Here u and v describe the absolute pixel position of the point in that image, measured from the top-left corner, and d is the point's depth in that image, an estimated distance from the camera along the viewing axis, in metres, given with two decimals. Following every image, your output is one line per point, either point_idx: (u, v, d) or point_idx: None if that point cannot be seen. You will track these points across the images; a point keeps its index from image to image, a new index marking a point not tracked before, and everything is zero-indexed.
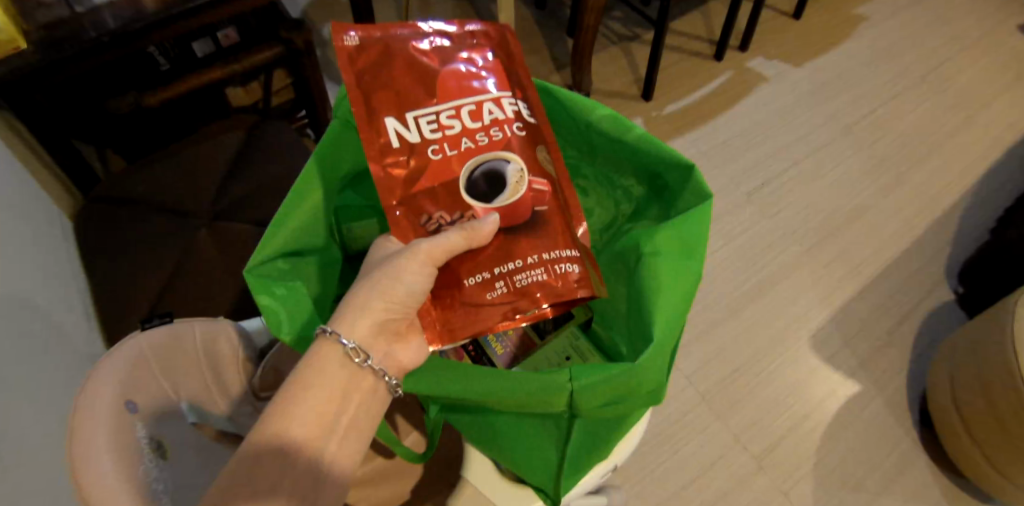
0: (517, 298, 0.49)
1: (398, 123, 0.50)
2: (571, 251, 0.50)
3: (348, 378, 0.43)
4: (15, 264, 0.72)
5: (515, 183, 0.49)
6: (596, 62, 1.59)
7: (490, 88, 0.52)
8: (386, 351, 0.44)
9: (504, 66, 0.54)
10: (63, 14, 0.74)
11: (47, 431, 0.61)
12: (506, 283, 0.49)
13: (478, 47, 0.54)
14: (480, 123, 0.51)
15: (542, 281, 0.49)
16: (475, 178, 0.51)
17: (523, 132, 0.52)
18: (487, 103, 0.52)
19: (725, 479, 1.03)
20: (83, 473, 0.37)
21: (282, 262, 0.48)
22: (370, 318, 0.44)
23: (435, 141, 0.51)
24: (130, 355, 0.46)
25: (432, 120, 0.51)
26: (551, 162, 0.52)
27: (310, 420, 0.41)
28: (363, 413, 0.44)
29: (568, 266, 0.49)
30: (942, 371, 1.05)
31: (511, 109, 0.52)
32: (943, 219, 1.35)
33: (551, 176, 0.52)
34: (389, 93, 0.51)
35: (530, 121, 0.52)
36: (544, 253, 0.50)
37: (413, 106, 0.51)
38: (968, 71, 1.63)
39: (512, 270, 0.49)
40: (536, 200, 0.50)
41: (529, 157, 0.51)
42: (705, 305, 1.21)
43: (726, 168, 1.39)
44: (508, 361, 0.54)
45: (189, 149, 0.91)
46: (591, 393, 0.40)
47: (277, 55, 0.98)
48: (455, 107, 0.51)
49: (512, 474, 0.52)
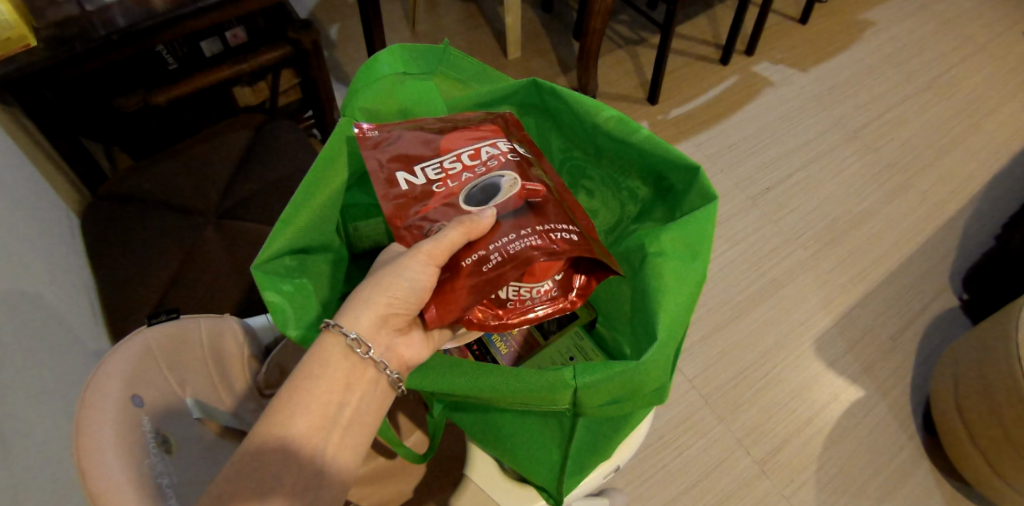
0: (514, 268, 0.45)
1: (407, 174, 0.51)
2: (566, 222, 0.48)
3: (351, 371, 0.43)
4: (23, 260, 0.73)
5: (509, 186, 0.49)
6: (602, 65, 1.59)
7: (487, 135, 0.53)
8: (388, 344, 0.45)
9: (502, 125, 0.55)
10: (73, 11, 0.73)
11: (53, 425, 0.62)
12: (499, 253, 0.46)
13: (478, 116, 0.55)
14: (479, 160, 0.51)
15: (539, 246, 0.46)
16: (474, 194, 0.50)
17: (517, 158, 0.51)
18: (485, 145, 0.52)
19: (726, 484, 1.02)
20: (89, 465, 0.38)
21: (290, 259, 0.49)
22: (372, 311, 0.44)
23: (440, 181, 0.51)
24: (137, 348, 0.47)
25: (436, 167, 0.51)
26: (548, 180, 0.52)
27: (313, 410, 0.41)
28: (365, 406, 0.44)
29: (564, 233, 0.47)
30: (946, 377, 1.05)
31: (506, 144, 0.52)
32: (948, 225, 1.35)
33: (546, 184, 0.51)
34: (396, 151, 0.52)
35: (524, 153, 0.52)
36: (538, 226, 0.47)
37: (418, 158, 0.52)
38: (975, 77, 1.63)
39: (507, 241, 0.46)
40: (528, 194, 0.49)
41: (525, 171, 0.50)
42: (708, 309, 1.21)
43: (731, 173, 1.39)
44: (512, 361, 0.54)
45: (196, 147, 0.92)
46: (594, 391, 0.40)
47: (284, 55, 0.99)
48: (456, 153, 0.52)
49: (514, 473, 0.52)
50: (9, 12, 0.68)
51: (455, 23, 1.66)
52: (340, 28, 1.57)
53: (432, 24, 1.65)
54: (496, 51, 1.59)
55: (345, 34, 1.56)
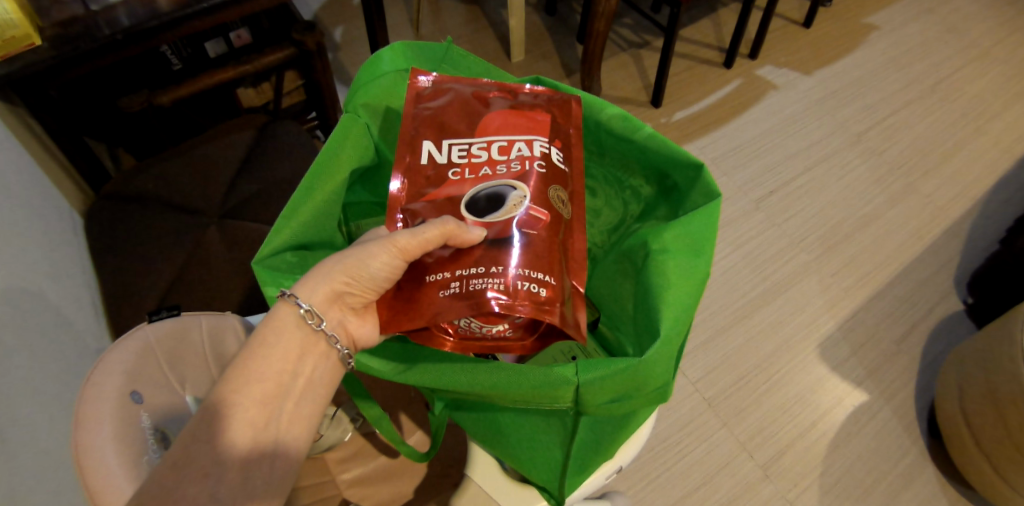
0: (465, 304, 0.44)
1: (433, 146, 0.51)
2: (547, 276, 0.45)
3: (304, 341, 0.45)
4: (26, 258, 0.73)
5: (512, 204, 0.47)
6: (606, 69, 1.59)
7: (528, 129, 0.51)
8: (340, 319, 0.46)
9: (554, 117, 0.52)
10: (77, 11, 0.75)
11: (52, 423, 0.62)
12: (460, 284, 0.45)
13: (534, 100, 0.53)
14: (504, 157, 0.49)
15: (498, 291, 0.44)
16: (479, 197, 0.48)
17: (544, 170, 0.49)
18: (519, 141, 0.50)
19: (729, 488, 1.01)
20: (88, 462, 0.38)
21: (292, 255, 0.49)
22: (328, 286, 0.45)
23: (459, 166, 0.50)
24: (136, 344, 0.46)
25: (463, 149, 0.51)
26: (565, 204, 0.49)
27: (268, 377, 0.43)
28: (319, 375, 0.46)
29: (533, 287, 0.44)
30: (951, 380, 1.04)
31: (539, 149, 0.49)
32: (952, 228, 1.34)
33: (556, 214, 0.48)
34: (435, 118, 0.52)
35: (557, 165, 0.50)
36: (512, 268, 0.45)
37: (452, 134, 0.51)
38: (979, 81, 1.62)
39: (472, 274, 0.45)
40: (527, 225, 0.46)
41: (540, 190, 0.48)
42: (712, 311, 1.20)
43: (735, 176, 1.39)
44: (514, 360, 0.54)
45: (201, 146, 0.92)
46: (597, 388, 0.40)
47: (288, 56, 0.99)
48: (487, 141, 0.51)
49: (516, 474, 0.52)
50: (15, 11, 0.68)
51: (459, 26, 1.66)
52: (345, 29, 1.57)
53: (436, 27, 1.65)
54: (498, 53, 1.60)
55: (350, 36, 1.56)
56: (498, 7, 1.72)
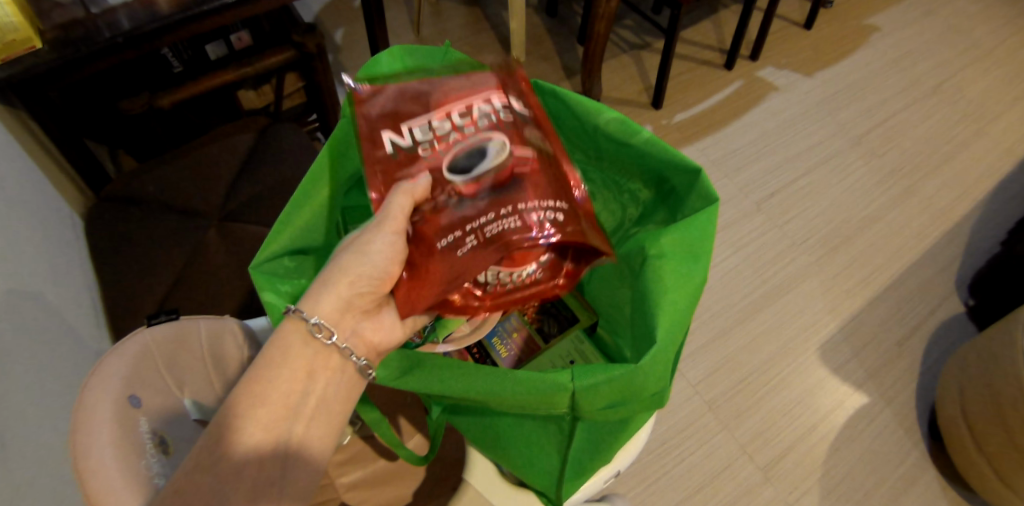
0: (493, 250, 0.44)
1: (393, 135, 0.49)
2: (557, 201, 0.46)
3: (314, 357, 0.44)
4: (26, 262, 0.73)
5: (497, 153, 0.46)
6: (607, 70, 1.59)
7: (483, 89, 0.51)
8: (353, 329, 0.46)
9: (500, 78, 0.53)
10: (78, 14, 0.74)
11: (52, 427, 0.62)
12: (476, 236, 0.44)
13: (474, 72, 0.53)
14: (469, 120, 0.49)
15: (517, 227, 0.44)
16: (459, 159, 0.47)
17: (511, 118, 0.49)
18: (476, 102, 0.50)
19: (729, 490, 1.01)
20: (85, 466, 0.38)
21: (288, 259, 0.50)
22: (334, 294, 0.45)
23: (427, 143, 0.49)
24: (136, 348, 0.46)
25: (425, 128, 0.49)
26: (543, 141, 0.50)
27: (277, 401, 0.42)
28: (332, 394, 0.45)
29: (554, 215, 0.46)
30: (952, 382, 1.04)
31: (499, 102, 0.50)
32: (953, 230, 1.34)
33: (539, 149, 0.49)
34: (386, 111, 0.50)
35: (519, 112, 0.51)
36: (522, 204, 0.45)
37: (407, 117, 0.50)
38: (981, 82, 1.62)
39: (484, 223, 0.44)
40: (519, 163, 0.47)
41: (516, 135, 0.48)
42: (712, 314, 1.20)
43: (735, 178, 1.39)
44: (511, 364, 0.55)
45: (201, 148, 0.92)
46: (592, 394, 0.40)
47: (288, 59, 0.99)
48: (446, 113, 0.50)
49: (513, 477, 0.52)
50: (16, 14, 0.68)
51: (460, 28, 1.66)
52: (345, 31, 1.58)
53: (437, 29, 1.65)
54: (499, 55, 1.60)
55: (350, 38, 1.56)
56: (498, 9, 1.72)
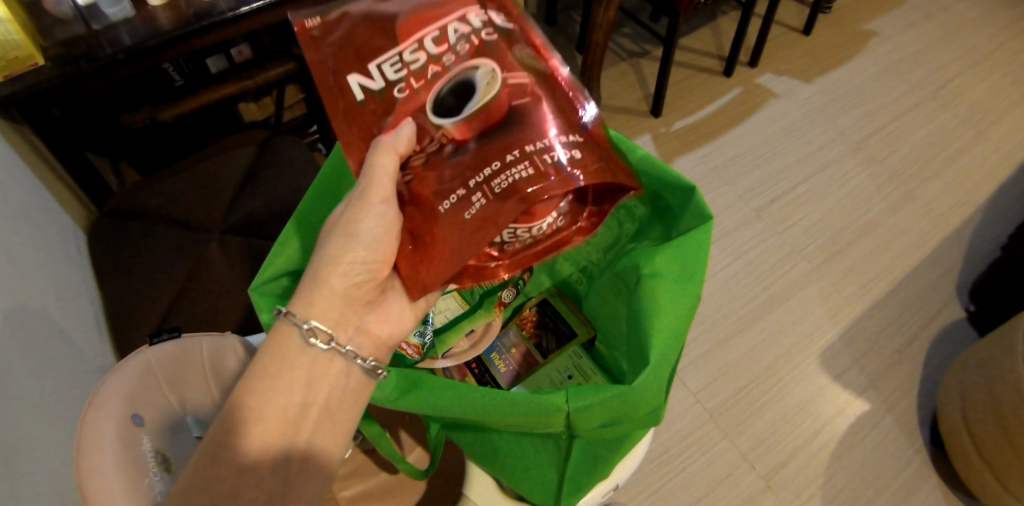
0: (514, 203, 0.42)
1: (363, 78, 0.45)
2: (570, 136, 0.44)
3: (313, 364, 0.45)
4: (30, 278, 0.74)
5: (485, 86, 0.43)
6: (606, 79, 1.59)
7: (456, 6, 0.46)
8: (357, 325, 0.47)
9: None
10: (80, 30, 0.76)
11: (55, 443, 0.62)
12: (484, 193, 0.42)
13: None
14: (446, 48, 0.45)
15: (530, 175, 0.42)
16: (443, 95, 0.45)
17: (494, 39, 0.45)
18: (451, 23, 0.45)
19: (731, 499, 1.01)
20: (90, 486, 0.38)
21: (287, 281, 0.50)
22: (330, 290, 0.46)
23: (402, 81, 0.45)
24: (137, 367, 0.47)
25: (396, 61, 0.45)
26: (535, 60, 0.46)
27: (275, 415, 0.43)
28: (334, 403, 0.46)
29: (571, 154, 0.43)
30: (954, 389, 1.03)
31: (478, 21, 0.46)
32: (953, 235, 1.34)
33: (533, 72, 0.45)
34: (348, 47, 0.45)
35: (501, 28, 0.46)
36: (529, 146, 0.43)
37: (374, 53, 0.45)
38: (979, 86, 1.62)
39: (491, 174, 0.42)
40: (513, 94, 0.44)
41: (502, 61, 0.45)
42: (712, 322, 1.20)
43: (735, 185, 1.39)
44: (511, 378, 0.58)
45: (202, 162, 0.93)
46: (588, 414, 0.40)
47: (289, 71, 1.00)
48: (418, 40, 0.45)
49: (512, 491, 0.52)
50: (19, 32, 0.70)
51: None
52: None
53: None
54: None
55: None
56: None
